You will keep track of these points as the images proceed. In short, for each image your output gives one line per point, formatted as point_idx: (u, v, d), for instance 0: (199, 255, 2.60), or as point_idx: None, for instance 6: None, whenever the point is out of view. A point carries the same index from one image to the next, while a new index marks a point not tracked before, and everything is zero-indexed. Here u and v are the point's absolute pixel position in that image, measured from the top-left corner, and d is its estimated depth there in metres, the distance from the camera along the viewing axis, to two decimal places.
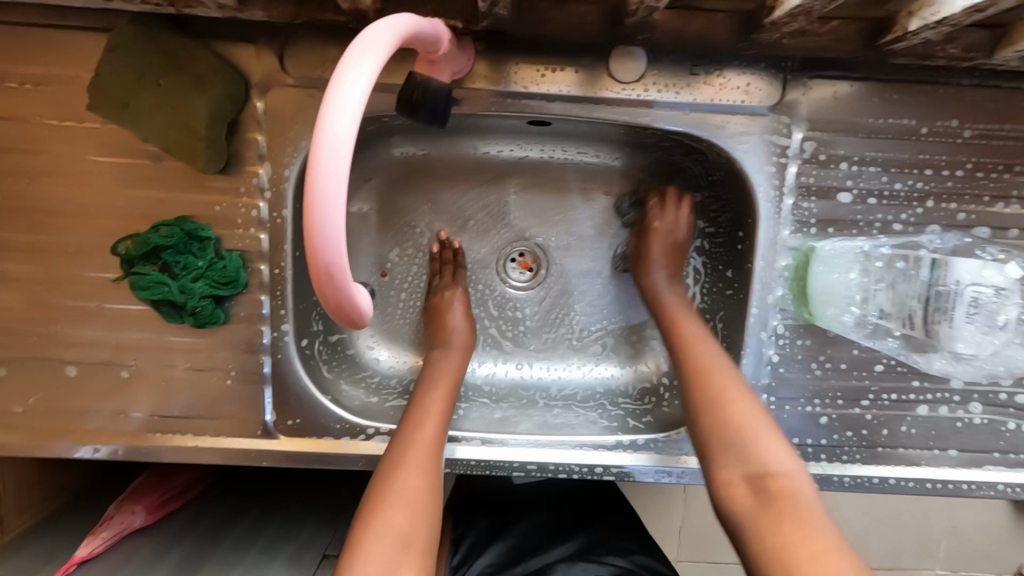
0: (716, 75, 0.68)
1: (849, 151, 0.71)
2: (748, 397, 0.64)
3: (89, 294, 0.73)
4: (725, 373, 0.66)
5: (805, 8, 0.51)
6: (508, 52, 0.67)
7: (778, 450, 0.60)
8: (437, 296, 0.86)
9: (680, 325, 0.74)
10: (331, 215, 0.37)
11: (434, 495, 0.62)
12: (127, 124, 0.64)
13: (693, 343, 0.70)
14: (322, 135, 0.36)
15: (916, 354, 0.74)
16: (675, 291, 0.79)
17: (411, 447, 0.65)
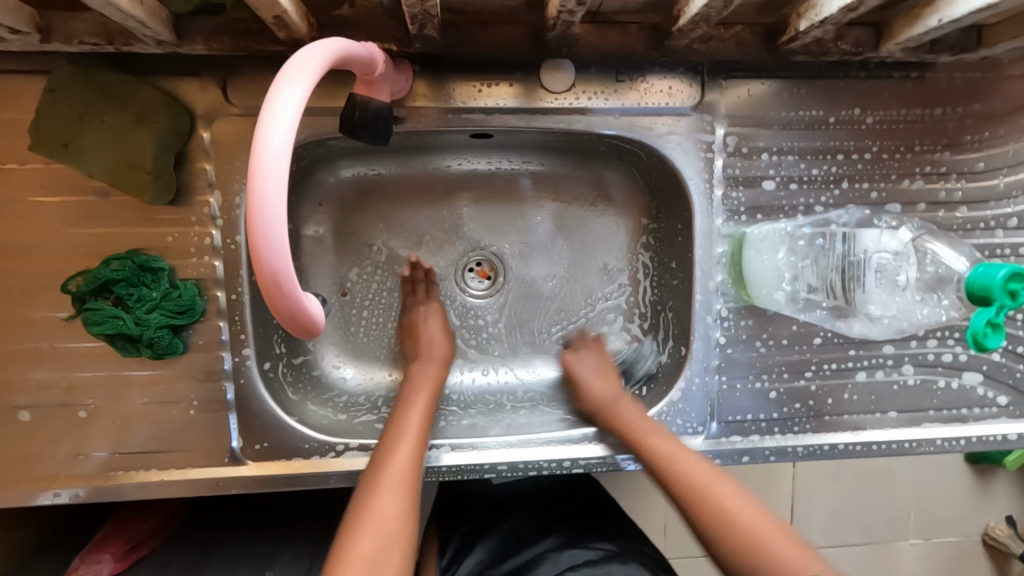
0: (640, 81, 0.73)
1: (768, 143, 0.77)
2: (736, 489, 0.68)
3: (40, 336, 0.72)
4: (709, 477, 0.69)
5: (704, 17, 0.56)
6: (445, 70, 0.71)
7: (781, 537, 0.63)
8: (416, 314, 0.89)
9: (635, 427, 0.75)
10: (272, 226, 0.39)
11: (411, 520, 0.64)
12: (71, 161, 0.65)
13: (665, 448, 0.72)
14: (259, 151, 0.39)
15: (840, 321, 0.78)
16: (625, 400, 0.79)
17: (388, 469, 0.67)
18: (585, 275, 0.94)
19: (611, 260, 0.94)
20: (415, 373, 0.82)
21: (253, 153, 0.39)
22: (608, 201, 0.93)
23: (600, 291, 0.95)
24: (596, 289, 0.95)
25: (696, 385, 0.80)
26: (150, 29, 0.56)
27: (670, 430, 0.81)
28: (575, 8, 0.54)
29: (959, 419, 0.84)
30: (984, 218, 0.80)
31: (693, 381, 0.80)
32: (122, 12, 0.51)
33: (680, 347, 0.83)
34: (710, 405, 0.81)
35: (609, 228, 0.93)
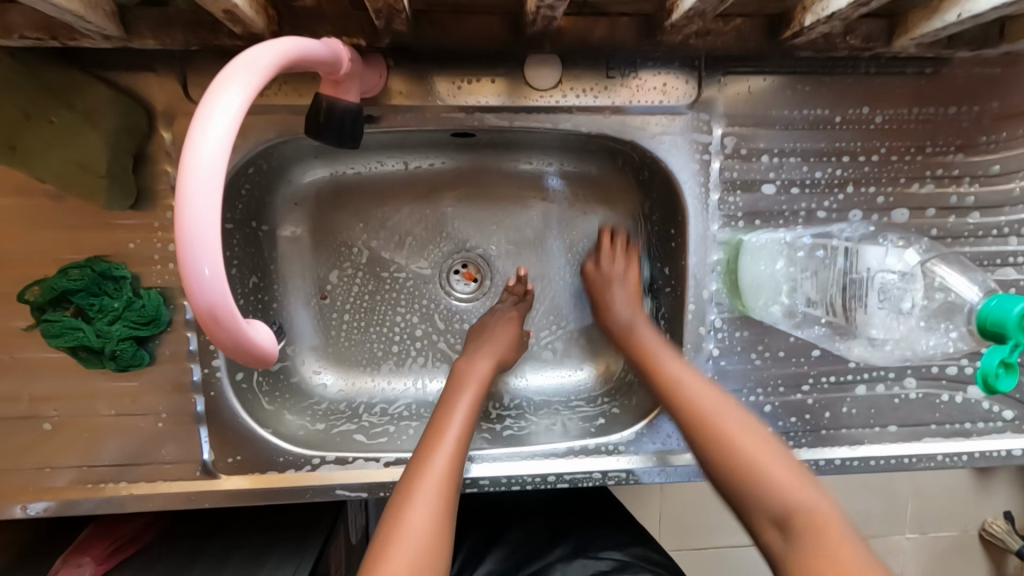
0: (632, 76, 0.68)
1: (768, 144, 0.72)
2: (745, 420, 0.62)
3: (0, 347, 0.69)
4: (718, 406, 0.64)
5: (699, 12, 0.51)
6: (422, 65, 0.66)
7: (788, 473, 0.58)
8: (493, 317, 0.85)
9: (645, 341, 0.74)
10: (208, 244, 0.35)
11: (445, 530, 0.60)
12: (16, 164, 0.60)
13: (665, 361, 0.70)
14: (187, 166, 0.34)
15: (839, 341, 0.74)
16: (641, 318, 0.78)
17: (425, 475, 0.63)
18: (577, 278, 0.91)
19: None
20: (462, 369, 0.77)
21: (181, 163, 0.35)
22: (598, 203, 0.88)
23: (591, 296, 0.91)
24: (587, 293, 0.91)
25: None
26: (92, 23, 0.51)
27: (659, 444, 0.78)
28: (554, 2, 0.49)
29: (961, 434, 0.81)
30: (998, 224, 0.75)
31: None
32: (55, 7, 0.47)
33: None
34: None
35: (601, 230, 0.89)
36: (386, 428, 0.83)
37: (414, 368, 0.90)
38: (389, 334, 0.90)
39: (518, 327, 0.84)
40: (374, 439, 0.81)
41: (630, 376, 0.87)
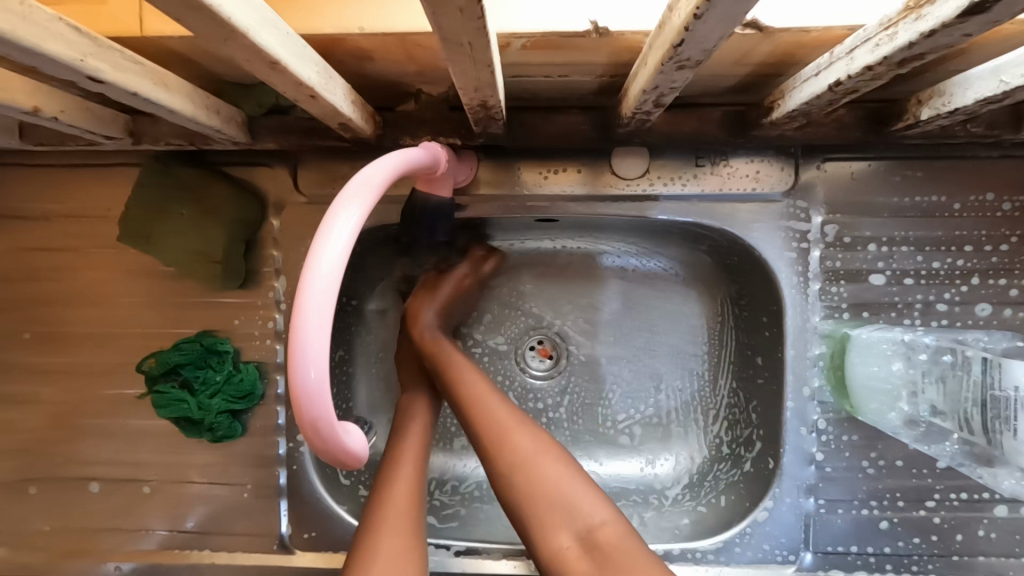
0: (722, 164, 0.67)
1: (875, 232, 0.67)
2: (556, 457, 0.59)
3: (116, 411, 0.75)
4: (519, 433, 0.61)
5: (802, 112, 0.49)
6: (510, 157, 0.68)
7: (589, 497, 0.56)
8: (405, 342, 0.82)
9: (470, 384, 0.65)
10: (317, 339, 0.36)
11: (414, 556, 0.60)
12: (150, 252, 0.68)
13: (483, 407, 0.63)
14: (305, 284, 0.36)
15: (981, 467, 0.65)
16: (462, 354, 0.71)
17: (385, 508, 0.64)
18: (657, 358, 0.84)
19: (685, 345, 0.83)
20: (403, 404, 0.75)
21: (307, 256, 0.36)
22: (683, 283, 0.83)
23: (671, 380, 0.84)
24: (667, 376, 0.84)
25: (786, 505, 0.69)
26: (225, 134, 0.57)
27: (753, 556, 0.70)
28: (652, 109, 0.48)
29: None
30: None
31: (782, 501, 0.69)
32: (196, 123, 0.52)
33: (766, 459, 0.73)
34: (804, 532, 0.69)
35: (683, 311, 0.84)
36: (457, 511, 0.83)
37: None
38: None
39: None
40: (444, 522, 0.82)
41: (717, 473, 0.80)
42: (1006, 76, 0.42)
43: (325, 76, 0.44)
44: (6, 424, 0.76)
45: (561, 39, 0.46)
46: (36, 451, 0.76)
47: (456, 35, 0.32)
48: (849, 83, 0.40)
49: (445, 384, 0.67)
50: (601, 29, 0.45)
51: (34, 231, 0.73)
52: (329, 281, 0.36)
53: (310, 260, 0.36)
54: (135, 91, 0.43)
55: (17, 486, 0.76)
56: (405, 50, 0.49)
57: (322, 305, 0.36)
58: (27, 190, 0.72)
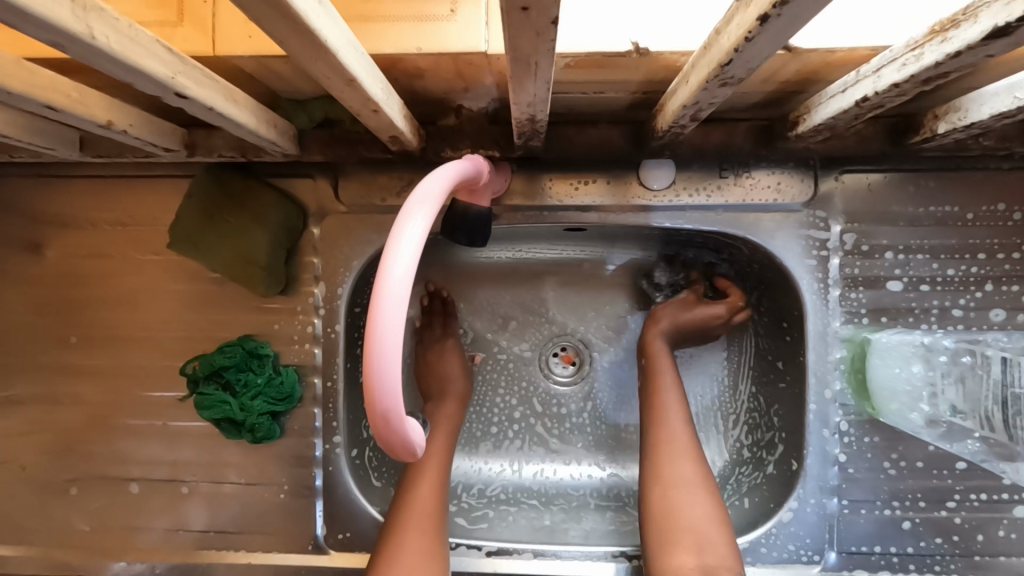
0: (745, 176, 0.70)
1: (892, 241, 0.70)
2: (703, 495, 0.69)
3: (157, 413, 0.77)
4: (682, 466, 0.71)
5: (827, 126, 0.53)
6: (543, 169, 0.72)
7: (716, 536, 0.66)
8: (431, 352, 0.84)
9: (666, 408, 0.74)
10: (392, 330, 0.38)
11: (435, 558, 0.64)
12: (198, 258, 0.71)
13: (669, 435, 0.73)
14: (382, 285, 0.38)
15: (1004, 462, 0.66)
16: (674, 373, 0.77)
17: (409, 509, 0.66)
18: (678, 364, 0.87)
19: (705, 351, 0.86)
20: (428, 413, 0.78)
21: (383, 255, 0.39)
22: None
23: (692, 385, 0.86)
24: (688, 380, 0.86)
25: (811, 506, 0.71)
26: (279, 147, 0.60)
27: (779, 557, 0.72)
28: (688, 123, 0.51)
29: None
30: None
31: (807, 502, 0.71)
32: (256, 136, 0.56)
33: (789, 460, 0.74)
34: (829, 532, 0.71)
35: None
36: (486, 513, 0.84)
37: (508, 450, 0.90)
38: (488, 416, 0.90)
39: (461, 355, 0.84)
40: (474, 524, 0.83)
41: (740, 476, 0.81)
42: (1020, 93, 0.45)
43: (387, 92, 0.47)
44: (50, 425, 0.78)
45: (603, 59, 0.49)
46: (78, 451, 0.78)
47: (526, 55, 0.35)
48: (876, 98, 0.44)
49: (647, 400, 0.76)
50: (641, 49, 0.48)
51: (84, 238, 0.76)
52: (402, 278, 0.39)
53: (385, 259, 0.39)
54: (212, 106, 0.46)
55: (58, 485, 0.78)
56: (455, 68, 0.53)
57: (397, 300, 0.38)
58: (79, 200, 0.76)
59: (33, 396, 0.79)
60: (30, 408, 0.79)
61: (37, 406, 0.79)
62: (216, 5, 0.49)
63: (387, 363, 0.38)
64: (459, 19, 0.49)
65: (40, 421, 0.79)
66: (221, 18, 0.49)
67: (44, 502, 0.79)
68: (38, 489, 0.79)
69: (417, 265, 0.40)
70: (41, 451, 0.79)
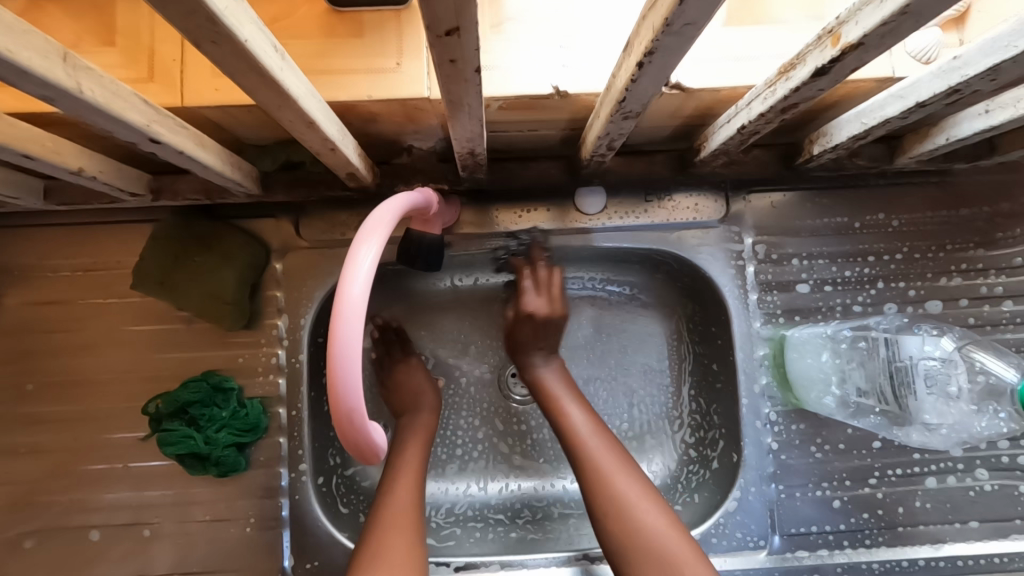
0: (667, 199, 0.79)
1: (797, 249, 0.80)
2: (652, 502, 0.66)
3: (117, 455, 0.77)
4: (617, 477, 0.67)
5: (723, 150, 0.63)
6: (489, 200, 0.79)
7: (678, 541, 0.63)
8: (397, 371, 0.88)
9: (567, 417, 0.74)
10: (352, 335, 0.43)
11: (415, 556, 0.66)
12: (163, 295, 0.74)
13: (596, 455, 0.70)
14: (342, 301, 0.43)
15: (896, 429, 0.76)
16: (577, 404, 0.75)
17: (386, 509, 0.70)
18: (630, 376, 0.93)
19: (650, 362, 0.93)
20: (405, 424, 0.82)
21: (343, 268, 0.45)
22: (646, 307, 0.94)
23: (644, 394, 0.92)
24: (639, 390, 0.93)
25: (753, 494, 0.78)
26: (243, 188, 0.65)
27: (730, 545, 0.77)
28: (606, 152, 0.60)
29: None
30: None
31: (749, 490, 0.78)
32: (223, 177, 0.61)
33: (731, 454, 0.81)
34: (771, 517, 0.77)
35: (647, 332, 0.94)
36: (455, 531, 0.89)
37: (473, 471, 0.93)
38: (452, 440, 0.94)
39: (423, 369, 0.88)
40: (443, 542, 0.87)
41: (690, 474, 0.88)
42: (865, 119, 0.56)
43: (344, 135, 0.54)
44: (3, 477, 0.77)
45: (531, 101, 0.58)
46: (34, 502, 0.77)
47: (460, 97, 0.43)
48: (750, 126, 0.54)
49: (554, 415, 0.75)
50: (562, 92, 0.57)
51: (45, 285, 0.78)
52: (360, 291, 0.44)
53: (345, 273, 0.45)
54: (185, 150, 0.52)
55: (12, 540, 0.76)
56: (404, 112, 0.60)
57: (355, 307, 0.44)
58: (41, 248, 0.78)
59: None
60: None
61: None
62: (187, 64, 0.56)
63: (349, 359, 0.43)
64: (406, 71, 0.57)
65: None
66: (193, 76, 0.56)
67: None
68: None
69: (373, 279, 0.45)
70: None
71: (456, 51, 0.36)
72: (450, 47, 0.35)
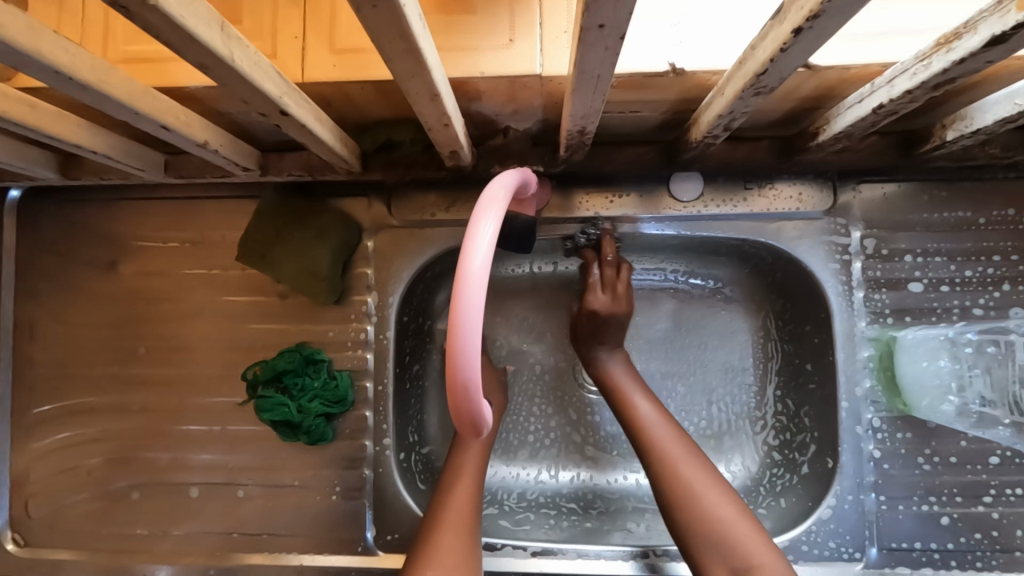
0: (768, 188, 0.75)
1: (910, 245, 0.75)
2: (725, 494, 0.66)
3: (216, 418, 0.82)
4: (687, 466, 0.68)
5: (847, 134, 0.58)
6: (578, 185, 0.77)
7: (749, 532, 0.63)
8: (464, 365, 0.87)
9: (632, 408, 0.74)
10: (473, 312, 0.43)
11: (469, 557, 0.67)
12: (263, 268, 0.78)
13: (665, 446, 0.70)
14: (462, 278, 0.43)
15: None
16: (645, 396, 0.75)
17: (447, 506, 0.71)
18: (710, 372, 0.90)
19: (733, 358, 0.90)
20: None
21: (464, 243, 0.45)
22: (731, 302, 0.90)
23: (724, 391, 0.89)
24: (719, 387, 0.89)
25: (849, 503, 0.73)
26: (347, 165, 0.67)
27: (821, 555, 0.73)
28: (720, 133, 0.57)
29: None
30: None
31: (844, 499, 0.73)
32: (331, 153, 0.62)
33: (825, 459, 0.77)
34: (868, 529, 0.73)
35: (731, 327, 0.90)
36: (528, 516, 0.89)
37: (544, 458, 0.93)
38: (525, 426, 0.93)
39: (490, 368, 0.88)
40: (518, 525, 0.87)
41: (773, 477, 0.84)
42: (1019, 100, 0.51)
43: (456, 111, 0.54)
44: (115, 431, 0.83)
45: (643, 79, 0.56)
46: (142, 457, 0.82)
47: (592, 68, 0.41)
48: (891, 105, 0.50)
49: (624, 413, 0.74)
50: (678, 70, 0.54)
51: (157, 255, 0.83)
52: (480, 266, 0.44)
53: (465, 247, 0.45)
54: (306, 123, 0.53)
55: (122, 490, 0.82)
56: (510, 90, 0.60)
57: (477, 282, 0.43)
58: (155, 220, 0.83)
59: (102, 405, 0.84)
60: (99, 416, 0.83)
61: (106, 415, 0.83)
62: (306, 41, 0.57)
63: (471, 331, 0.43)
64: (517, 48, 0.56)
65: (106, 427, 0.83)
66: (312, 52, 0.57)
67: (106, 507, 0.82)
68: (101, 494, 0.83)
69: (492, 256, 0.45)
70: (107, 458, 0.83)
71: (605, 16, 0.34)
72: (601, 11, 0.34)
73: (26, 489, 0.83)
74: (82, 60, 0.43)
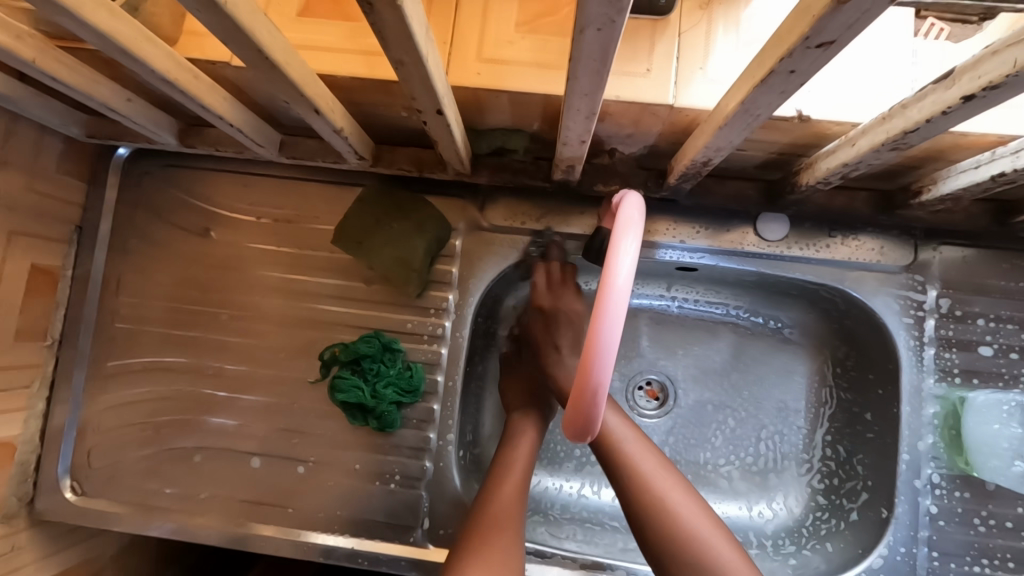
0: (851, 238, 0.78)
1: (984, 309, 0.77)
2: (699, 510, 0.62)
3: (286, 392, 0.84)
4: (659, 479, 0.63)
5: (954, 195, 0.61)
6: (668, 212, 0.80)
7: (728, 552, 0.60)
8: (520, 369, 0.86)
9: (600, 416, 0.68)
10: (615, 325, 0.46)
11: (518, 556, 0.65)
12: (356, 254, 0.81)
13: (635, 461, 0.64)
14: (607, 293, 0.46)
15: None
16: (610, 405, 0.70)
17: (496, 501, 0.70)
18: (763, 410, 0.91)
19: (787, 399, 0.91)
20: (515, 420, 0.80)
21: (607, 259, 0.47)
22: (791, 344, 0.92)
23: (774, 430, 0.91)
24: (768, 425, 0.91)
25: (901, 555, 0.74)
26: (460, 164, 0.70)
27: None
28: (834, 180, 0.61)
29: None
30: None
31: (896, 550, 0.74)
32: (453, 153, 0.65)
33: (878, 509, 0.78)
34: None
35: (788, 368, 0.92)
36: (575, 531, 0.89)
37: (589, 473, 0.95)
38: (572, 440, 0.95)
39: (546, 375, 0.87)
40: (565, 542, 0.86)
41: (817, 521, 0.85)
42: None
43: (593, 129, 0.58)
44: (184, 393, 0.85)
45: (769, 122, 0.59)
46: (208, 422, 0.84)
47: (756, 107, 0.44)
48: (1013, 175, 0.53)
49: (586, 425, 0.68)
50: (804, 116, 0.57)
51: (250, 228, 0.86)
52: (624, 279, 0.46)
53: (609, 261, 0.47)
54: (450, 124, 0.57)
55: (184, 452, 0.84)
56: (636, 115, 0.63)
57: (619, 297, 0.46)
58: (253, 194, 0.86)
59: (174, 366, 0.85)
60: (171, 376, 0.85)
61: (177, 376, 0.85)
62: (453, 47, 0.61)
63: (609, 342, 0.46)
64: (654, 77, 0.59)
65: (176, 388, 0.85)
66: (458, 58, 0.61)
67: (166, 466, 0.84)
68: (163, 453, 0.84)
69: (634, 272, 0.47)
70: (174, 418, 0.84)
71: (801, 64, 0.37)
72: (799, 60, 0.37)
73: (90, 438, 0.84)
74: (277, 41, 0.46)
